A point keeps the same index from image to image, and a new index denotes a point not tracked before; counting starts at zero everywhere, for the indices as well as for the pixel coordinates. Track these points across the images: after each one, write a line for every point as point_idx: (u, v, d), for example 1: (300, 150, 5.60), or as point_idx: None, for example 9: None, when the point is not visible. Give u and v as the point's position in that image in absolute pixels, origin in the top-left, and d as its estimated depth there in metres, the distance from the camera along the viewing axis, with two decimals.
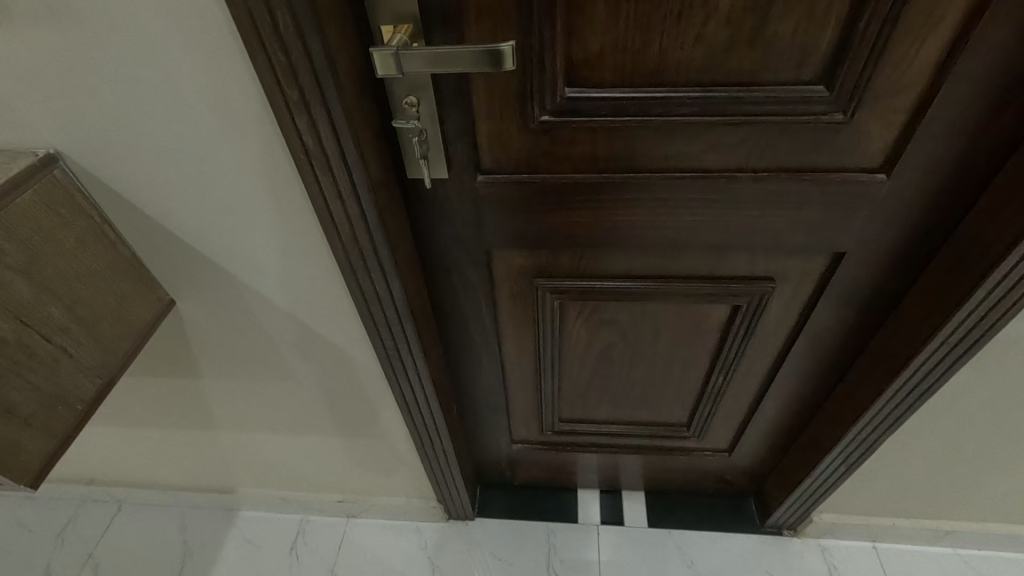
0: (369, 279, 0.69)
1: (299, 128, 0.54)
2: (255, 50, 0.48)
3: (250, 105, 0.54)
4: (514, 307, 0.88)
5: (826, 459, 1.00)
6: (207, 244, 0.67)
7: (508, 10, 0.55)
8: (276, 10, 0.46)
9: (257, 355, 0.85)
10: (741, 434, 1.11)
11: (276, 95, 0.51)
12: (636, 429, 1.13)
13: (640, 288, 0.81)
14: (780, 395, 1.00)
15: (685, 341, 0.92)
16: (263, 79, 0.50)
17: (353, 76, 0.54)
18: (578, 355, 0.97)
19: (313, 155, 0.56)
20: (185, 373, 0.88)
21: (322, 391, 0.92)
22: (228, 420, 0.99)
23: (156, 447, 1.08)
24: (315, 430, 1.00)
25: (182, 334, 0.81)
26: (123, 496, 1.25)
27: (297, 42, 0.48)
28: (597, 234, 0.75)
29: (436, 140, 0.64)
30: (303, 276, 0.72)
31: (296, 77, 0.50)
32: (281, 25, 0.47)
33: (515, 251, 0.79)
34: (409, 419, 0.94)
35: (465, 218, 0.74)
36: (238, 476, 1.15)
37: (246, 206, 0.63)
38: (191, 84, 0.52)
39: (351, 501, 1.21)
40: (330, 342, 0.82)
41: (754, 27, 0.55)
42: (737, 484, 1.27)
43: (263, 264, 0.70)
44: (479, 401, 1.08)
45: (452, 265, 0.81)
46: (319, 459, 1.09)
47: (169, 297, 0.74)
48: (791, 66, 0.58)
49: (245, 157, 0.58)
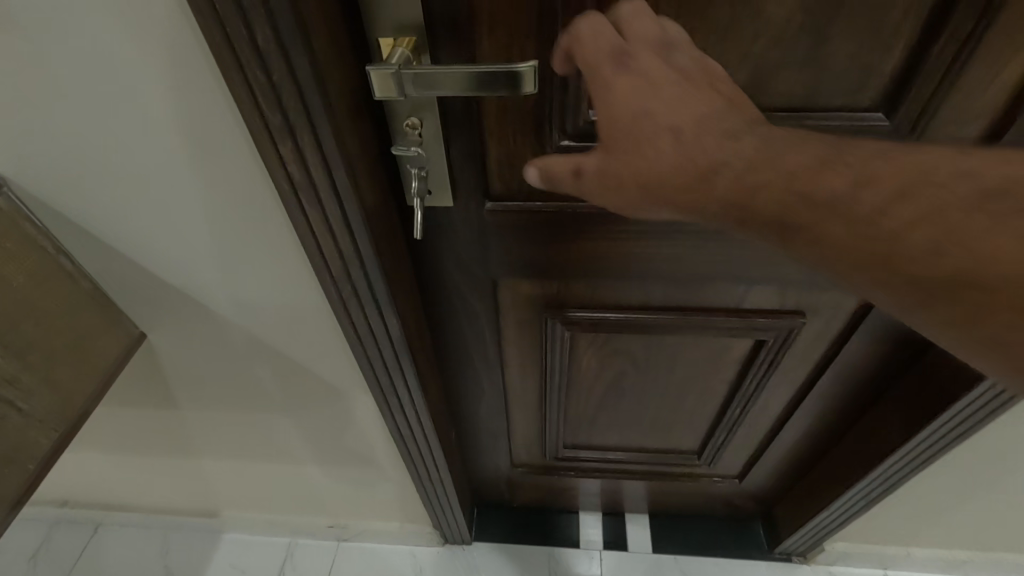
0: (363, 316, 0.62)
1: (284, 158, 0.46)
2: (230, 69, 0.41)
3: (227, 129, 0.46)
4: (520, 337, 0.81)
5: (844, 493, 0.95)
6: (180, 275, 0.60)
7: (527, 22, 0.47)
8: (255, 24, 0.38)
9: (239, 388, 0.77)
10: (754, 462, 1.06)
11: (256, 120, 0.44)
12: (644, 456, 1.07)
13: (659, 320, 0.75)
14: (799, 425, 0.95)
15: (703, 372, 0.86)
16: (240, 102, 0.43)
17: (348, 97, 0.46)
18: (587, 384, 0.90)
19: (300, 187, 0.48)
20: (161, 404, 0.81)
21: (311, 422, 0.85)
22: (209, 449, 0.91)
23: (132, 473, 1.01)
24: (304, 459, 0.94)
25: (156, 365, 0.73)
26: (100, 518, 1.18)
27: (281, 61, 0.40)
28: (616, 265, 0.68)
29: (440, 166, 0.57)
30: (289, 310, 0.65)
31: (280, 101, 0.42)
32: (260, 40, 0.39)
33: (525, 281, 0.72)
34: (404, 451, 0.88)
35: (470, 246, 0.67)
36: (222, 500, 1.08)
37: (223, 238, 0.55)
38: (156, 105, 0.45)
39: (343, 525, 1.15)
40: (318, 376, 0.75)
41: (810, 47, 0.48)
42: (746, 510, 1.22)
43: (244, 298, 0.63)
44: (479, 427, 1.01)
45: (455, 294, 0.74)
46: (308, 487, 1.02)
47: (139, 331, 0.66)
48: (848, 91, 0.50)
49: (222, 186, 0.51)
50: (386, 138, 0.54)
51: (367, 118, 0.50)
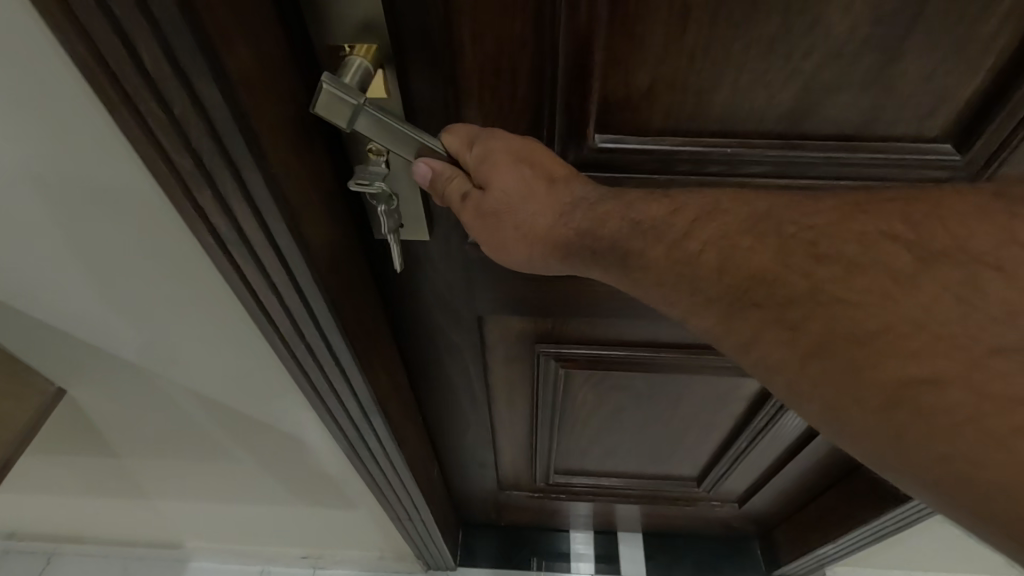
0: (322, 375, 0.52)
1: (204, 211, 0.35)
2: (113, 101, 0.29)
3: (127, 173, 0.36)
4: (510, 373, 0.71)
5: (854, 528, 0.89)
6: (95, 328, 0.49)
7: (516, 27, 0.35)
8: (138, 41, 0.27)
9: (188, 438, 0.68)
10: (756, 488, 1.00)
11: (159, 165, 0.33)
12: (639, 482, 1.00)
13: (665, 358, 0.66)
14: (807, 458, 0.88)
15: (709, 407, 0.78)
16: (135, 142, 0.32)
17: (290, 128, 0.36)
18: (582, 416, 0.82)
19: (229, 243, 0.38)
20: (99, 452, 0.71)
21: (273, 468, 0.76)
22: (162, 492, 0.82)
23: (80, 511, 0.92)
24: (270, 500, 0.85)
25: (86, 416, 0.64)
26: (53, 548, 1.09)
27: (182, 90, 0.29)
28: (620, 304, 0.58)
29: (412, 198, 0.46)
30: (235, 368, 0.54)
31: (190, 142, 0.31)
32: (150, 63, 0.28)
33: (515, 318, 0.62)
34: (380, 497, 0.79)
35: (449, 281, 0.56)
36: (185, 532, 1.00)
37: (142, 293, 0.45)
38: (24, 145, 0.34)
39: (318, 553, 1.07)
40: (275, 427, 0.65)
41: (877, 64, 0.37)
42: (744, 530, 1.16)
43: (178, 353, 0.53)
44: (464, 457, 0.92)
45: (434, 331, 0.64)
46: (276, 523, 0.94)
47: (56, 387, 0.58)
48: (915, 117, 0.40)
49: (130, 237, 0.40)
50: (347, 166, 0.44)
51: (319, 150, 0.40)
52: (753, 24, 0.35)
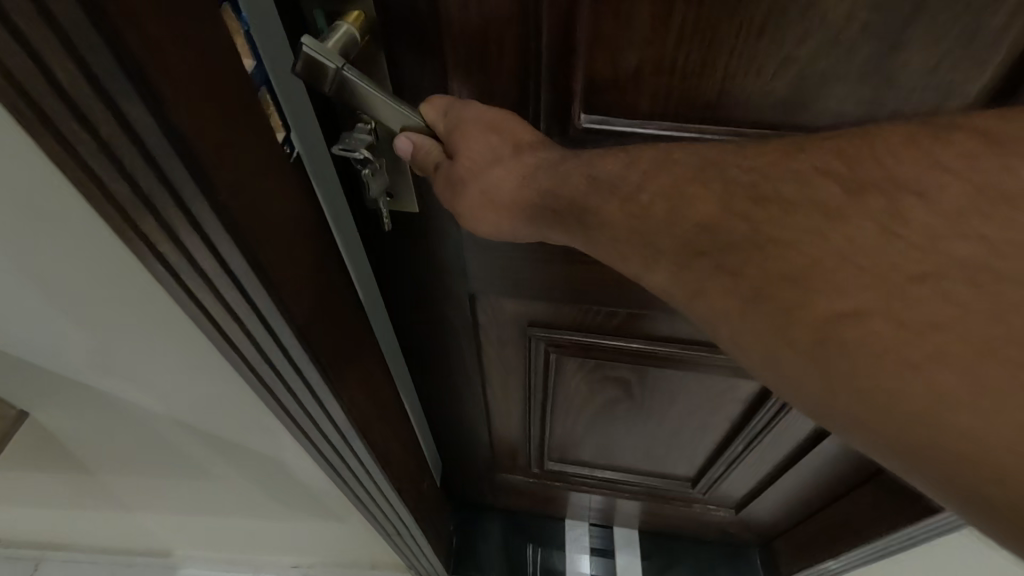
0: (317, 428, 0.48)
1: (177, 279, 0.30)
2: (61, 164, 0.24)
3: (69, 219, 0.31)
4: (504, 359, 0.70)
5: (854, 548, 0.85)
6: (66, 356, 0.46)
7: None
8: (79, 97, 0.21)
9: (170, 457, 0.66)
10: (756, 495, 0.97)
11: (124, 233, 0.27)
12: (632, 478, 0.99)
13: (658, 350, 0.65)
14: (807, 472, 0.85)
15: (705, 403, 0.76)
16: (92, 204, 0.26)
17: (275, 159, 0.31)
18: (576, 405, 0.81)
19: (212, 312, 0.32)
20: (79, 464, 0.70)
21: (260, 486, 0.74)
22: (146, 501, 0.80)
23: (67, 518, 0.90)
24: (258, 512, 0.83)
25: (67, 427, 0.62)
26: (41, 557, 1.07)
27: (139, 152, 0.24)
28: (612, 289, 0.56)
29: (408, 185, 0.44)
30: (211, 404, 0.50)
31: (156, 210, 0.26)
32: (98, 122, 0.22)
33: (507, 298, 0.59)
34: (373, 518, 0.77)
35: (437, 258, 0.55)
36: (173, 540, 0.98)
37: (106, 336, 0.41)
38: None
39: (310, 561, 1.05)
40: (264, 453, 0.62)
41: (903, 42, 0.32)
42: (744, 539, 1.13)
43: (152, 387, 0.49)
44: (459, 437, 0.92)
45: (424, 308, 0.62)
46: (264, 533, 0.92)
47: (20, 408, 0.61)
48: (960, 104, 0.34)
49: (80, 283, 0.35)
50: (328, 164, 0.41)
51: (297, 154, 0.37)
52: (766, 27, 0.32)
